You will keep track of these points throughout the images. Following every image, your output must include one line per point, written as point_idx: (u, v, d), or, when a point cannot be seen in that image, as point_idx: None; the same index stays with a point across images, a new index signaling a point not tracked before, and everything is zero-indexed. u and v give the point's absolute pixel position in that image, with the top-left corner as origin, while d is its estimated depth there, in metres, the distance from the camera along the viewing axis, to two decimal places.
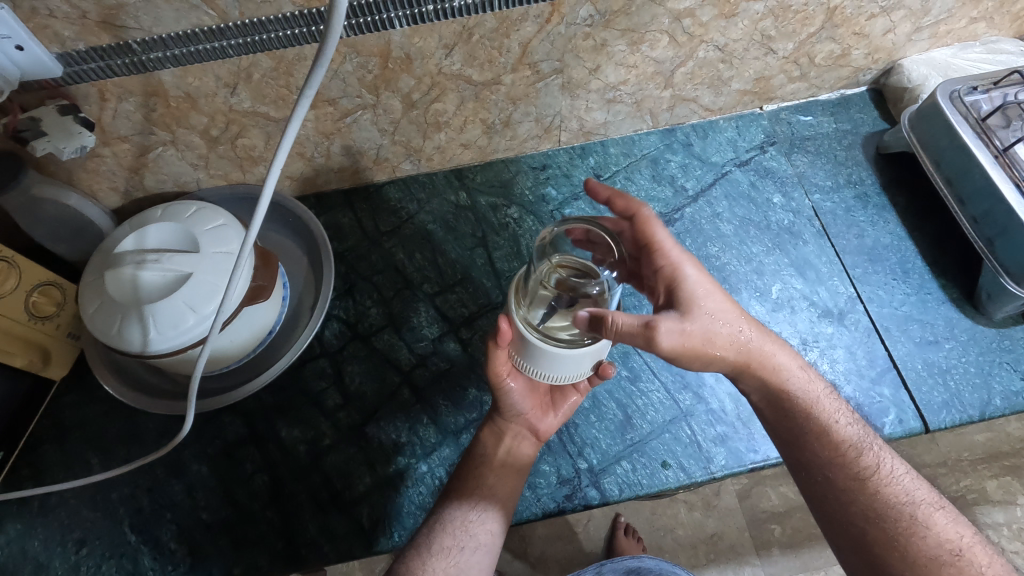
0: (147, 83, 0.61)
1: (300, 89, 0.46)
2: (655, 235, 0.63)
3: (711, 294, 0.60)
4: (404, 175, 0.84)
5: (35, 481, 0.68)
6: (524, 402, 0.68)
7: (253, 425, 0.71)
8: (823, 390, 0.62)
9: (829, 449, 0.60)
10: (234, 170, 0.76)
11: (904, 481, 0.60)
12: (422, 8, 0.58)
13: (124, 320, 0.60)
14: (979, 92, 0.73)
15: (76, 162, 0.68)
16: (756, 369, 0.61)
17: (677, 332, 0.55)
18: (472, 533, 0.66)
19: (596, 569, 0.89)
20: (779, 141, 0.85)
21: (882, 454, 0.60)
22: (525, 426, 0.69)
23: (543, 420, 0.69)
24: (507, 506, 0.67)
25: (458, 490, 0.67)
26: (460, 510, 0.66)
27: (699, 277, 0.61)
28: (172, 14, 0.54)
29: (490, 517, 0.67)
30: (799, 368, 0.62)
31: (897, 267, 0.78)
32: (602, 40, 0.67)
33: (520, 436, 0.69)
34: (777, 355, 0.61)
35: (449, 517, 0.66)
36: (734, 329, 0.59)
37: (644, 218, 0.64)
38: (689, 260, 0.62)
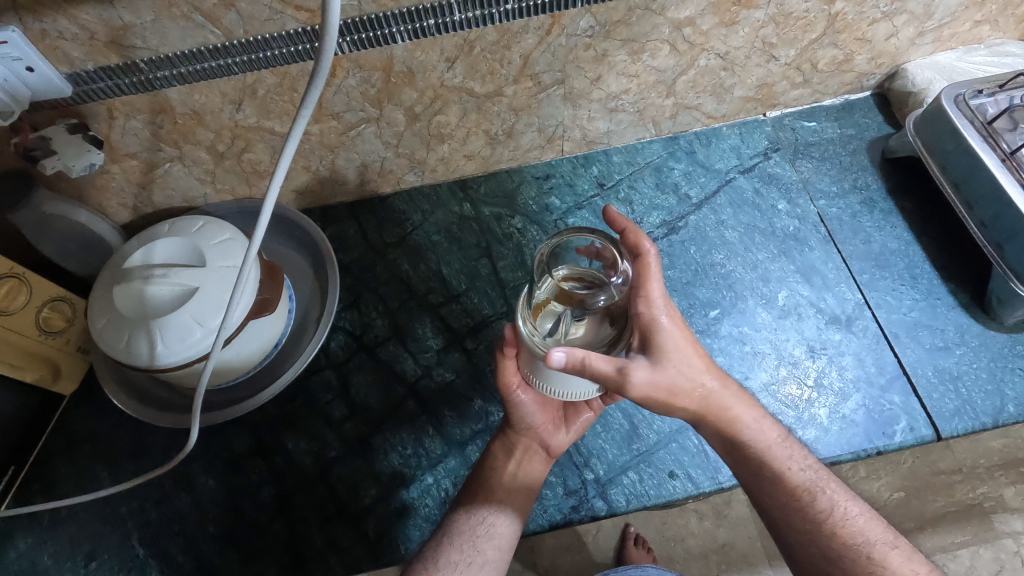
0: (155, 101, 0.62)
1: (294, 111, 0.48)
2: (652, 282, 0.56)
3: (684, 344, 0.57)
4: (408, 187, 0.84)
5: (45, 495, 0.69)
6: (536, 416, 0.67)
7: (260, 438, 0.71)
8: (774, 438, 0.60)
9: (782, 494, 0.58)
10: (241, 184, 0.77)
11: (858, 522, 0.57)
12: (423, 23, 0.59)
13: (132, 334, 0.61)
14: (984, 95, 0.72)
15: (85, 179, 0.69)
16: (723, 418, 0.60)
17: (647, 382, 0.54)
18: (479, 548, 0.64)
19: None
20: (783, 147, 0.85)
21: (834, 495, 0.58)
22: (533, 441, 0.68)
23: (554, 436, 0.68)
24: (515, 521, 0.66)
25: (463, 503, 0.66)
26: (464, 524, 0.65)
27: (679, 328, 0.57)
28: (177, 33, 0.55)
29: (499, 532, 0.65)
30: (754, 415, 0.60)
31: (904, 273, 0.77)
32: (602, 51, 0.68)
33: (531, 451, 0.68)
34: (736, 406, 0.60)
35: (452, 531, 0.64)
36: (697, 377, 0.58)
37: (645, 262, 0.57)
38: (672, 313, 0.57)
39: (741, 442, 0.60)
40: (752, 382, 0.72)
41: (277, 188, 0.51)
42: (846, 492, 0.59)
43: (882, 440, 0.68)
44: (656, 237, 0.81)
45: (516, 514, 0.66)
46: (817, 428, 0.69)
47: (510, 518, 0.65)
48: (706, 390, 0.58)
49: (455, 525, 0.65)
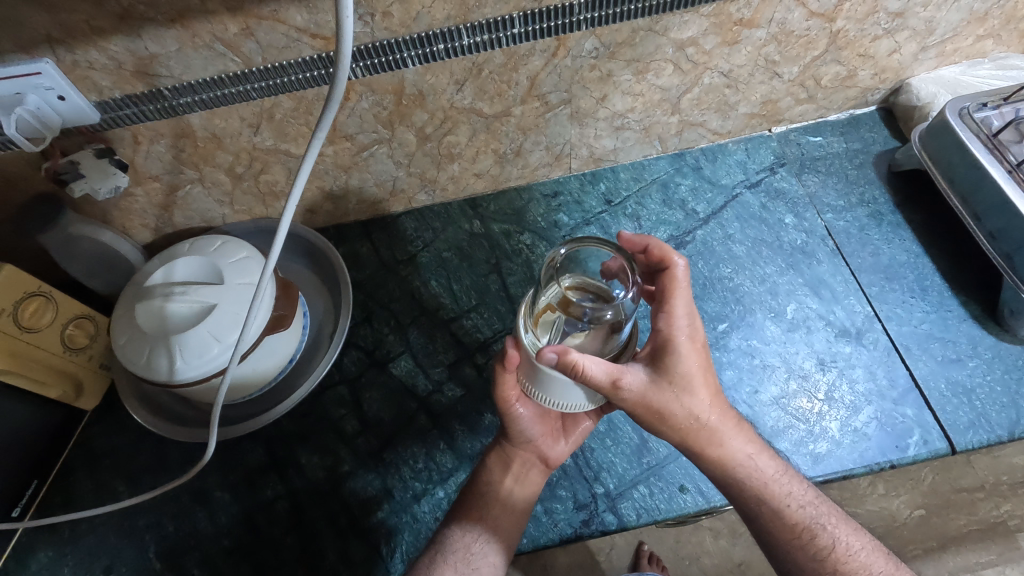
0: (177, 126, 0.64)
1: (311, 132, 0.51)
2: (676, 295, 0.59)
3: (690, 368, 0.57)
4: (419, 206, 0.86)
5: (67, 509, 0.70)
6: (535, 429, 0.67)
7: (274, 453, 0.72)
8: (772, 474, 0.60)
9: (781, 531, 0.59)
10: (258, 205, 0.79)
11: (860, 556, 0.58)
12: (433, 48, 0.61)
13: (152, 350, 0.63)
14: (989, 108, 0.73)
15: (110, 201, 0.71)
16: (714, 454, 0.59)
17: (639, 395, 0.54)
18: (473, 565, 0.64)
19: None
20: (789, 162, 0.86)
21: (834, 532, 0.59)
22: (532, 453, 0.68)
23: (553, 447, 0.69)
24: (509, 538, 0.66)
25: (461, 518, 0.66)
26: (459, 542, 0.65)
27: (690, 349, 0.57)
28: (199, 62, 0.57)
29: (493, 550, 0.65)
30: (749, 451, 0.60)
31: (914, 285, 0.77)
32: (608, 71, 0.69)
33: (530, 464, 0.68)
34: (732, 439, 0.59)
35: (447, 547, 0.65)
36: (694, 404, 0.57)
37: (675, 275, 0.59)
38: (693, 329, 0.58)
39: (736, 479, 0.59)
40: (762, 396, 0.71)
41: (294, 208, 0.54)
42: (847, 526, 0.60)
43: (895, 454, 0.67)
44: None
45: (519, 528, 0.66)
46: (829, 441, 0.69)
47: (513, 531, 0.66)
48: (703, 417, 0.58)
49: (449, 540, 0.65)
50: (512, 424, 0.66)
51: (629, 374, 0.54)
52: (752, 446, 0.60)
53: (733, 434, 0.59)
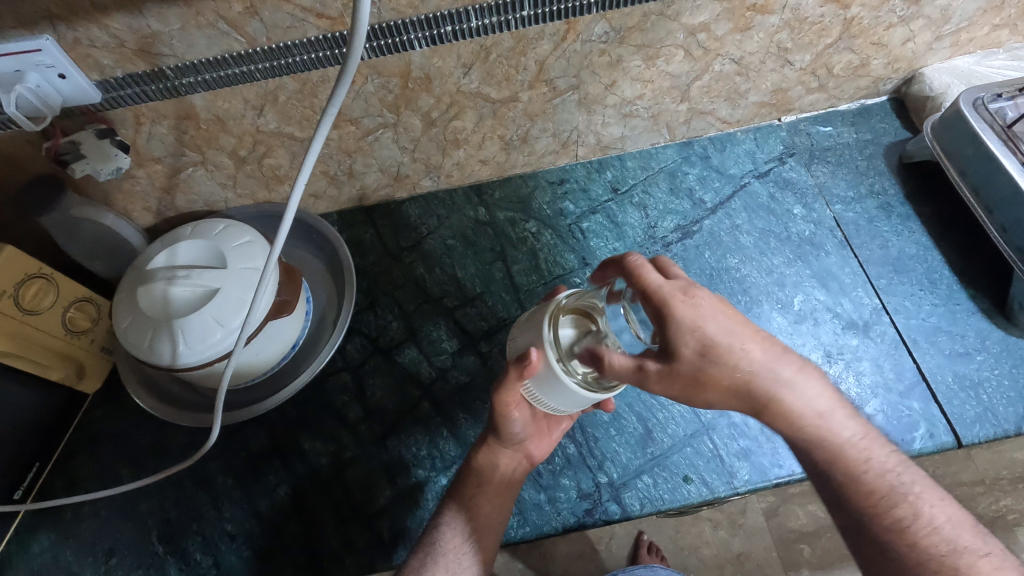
0: (180, 107, 0.63)
1: (323, 109, 0.50)
2: (643, 279, 0.52)
3: (717, 318, 0.50)
4: (424, 192, 0.85)
5: (69, 491, 0.70)
6: (527, 430, 0.65)
7: (277, 439, 0.72)
8: (846, 436, 0.52)
9: (847, 463, 0.52)
10: (260, 189, 0.79)
11: (944, 530, 0.49)
12: (441, 30, 0.60)
13: (156, 334, 0.62)
14: (1004, 99, 0.72)
15: (112, 183, 0.71)
16: (778, 407, 0.51)
17: (666, 378, 0.50)
18: (462, 565, 0.62)
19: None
20: (798, 152, 0.85)
21: (919, 502, 0.50)
22: (520, 452, 0.66)
23: (539, 447, 0.67)
24: (495, 533, 0.64)
25: (449, 520, 0.64)
26: (450, 541, 0.63)
27: (702, 305, 0.50)
28: (203, 41, 0.56)
29: (482, 547, 0.63)
30: (820, 408, 0.52)
31: (923, 278, 0.76)
32: (617, 56, 0.68)
33: (516, 461, 0.66)
34: (792, 385, 0.52)
35: (439, 548, 0.62)
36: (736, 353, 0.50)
37: (632, 263, 0.53)
38: (696, 297, 0.51)
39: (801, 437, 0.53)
40: None
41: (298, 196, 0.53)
42: (939, 495, 0.51)
43: (900, 446, 0.67)
44: (671, 241, 0.81)
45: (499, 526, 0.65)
46: None
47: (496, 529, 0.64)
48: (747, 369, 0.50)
49: (441, 541, 0.62)
50: (503, 426, 0.63)
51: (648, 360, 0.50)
52: (824, 404, 0.53)
53: (797, 382, 0.52)
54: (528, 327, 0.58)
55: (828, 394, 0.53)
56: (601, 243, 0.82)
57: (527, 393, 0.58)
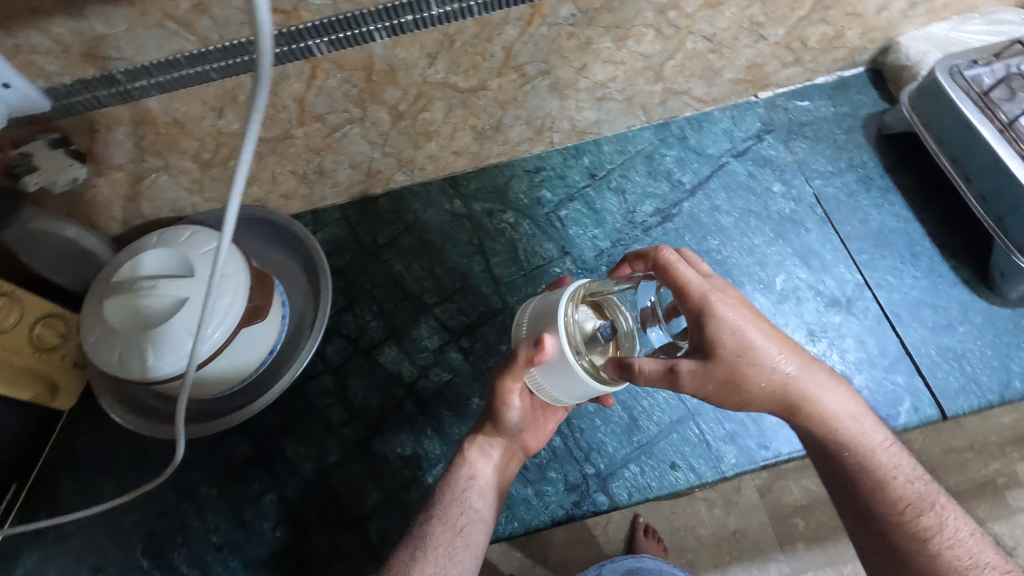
0: (136, 112, 0.61)
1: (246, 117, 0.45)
2: (680, 275, 0.52)
3: (749, 321, 0.52)
4: (398, 186, 0.83)
5: (50, 511, 0.69)
6: (524, 420, 0.63)
7: (259, 446, 0.71)
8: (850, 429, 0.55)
9: (869, 468, 0.54)
10: (230, 192, 0.76)
11: (967, 543, 0.51)
12: (400, 20, 0.57)
13: (124, 348, 0.61)
14: (980, 65, 0.70)
15: (72, 194, 0.68)
16: (808, 411, 0.55)
17: (701, 377, 0.51)
18: (456, 557, 0.58)
19: (596, 569, 0.79)
20: (776, 128, 0.83)
21: (942, 515, 0.52)
22: (515, 443, 0.64)
23: (534, 441, 0.66)
24: (488, 528, 0.61)
25: (440, 515, 0.60)
26: (442, 537, 0.58)
27: (730, 309, 0.52)
28: (153, 41, 0.54)
29: (475, 539, 0.59)
30: (852, 412, 0.56)
31: (905, 251, 0.76)
32: (586, 39, 0.66)
33: (511, 455, 0.65)
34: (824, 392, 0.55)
35: (430, 542, 0.58)
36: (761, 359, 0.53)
37: (665, 261, 0.53)
38: (727, 302, 0.52)
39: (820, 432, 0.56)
40: None
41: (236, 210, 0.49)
42: (957, 510, 0.53)
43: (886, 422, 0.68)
44: (651, 226, 0.80)
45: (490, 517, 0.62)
46: None
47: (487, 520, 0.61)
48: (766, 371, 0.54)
49: (433, 535, 0.58)
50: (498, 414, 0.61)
51: (684, 359, 0.51)
52: (856, 408, 0.56)
53: (824, 388, 0.56)
54: (536, 312, 0.56)
55: (853, 401, 0.56)
56: (581, 231, 0.81)
57: (529, 382, 0.56)
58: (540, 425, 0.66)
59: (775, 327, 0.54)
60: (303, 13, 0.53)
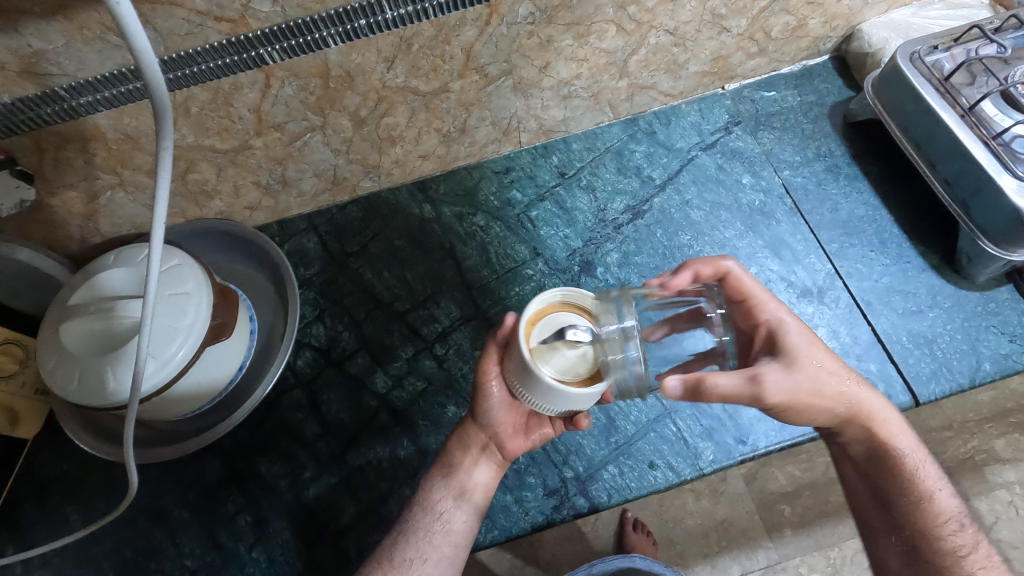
0: (82, 129, 0.58)
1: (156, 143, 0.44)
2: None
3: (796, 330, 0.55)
4: (365, 193, 0.82)
5: (17, 544, 0.67)
6: (502, 417, 0.61)
7: (232, 465, 0.70)
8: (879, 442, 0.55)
9: (909, 499, 0.54)
10: (190, 206, 0.72)
11: None
12: (354, 24, 0.55)
13: (82, 374, 0.59)
14: (940, 51, 0.70)
15: (23, 216, 0.66)
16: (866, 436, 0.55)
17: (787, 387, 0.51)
18: (435, 543, 0.58)
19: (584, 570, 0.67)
20: (744, 120, 0.83)
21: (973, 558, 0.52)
22: (492, 441, 0.62)
23: (512, 440, 0.63)
24: (470, 517, 0.61)
25: (421, 501, 0.61)
26: (423, 521, 0.59)
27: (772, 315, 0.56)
28: (94, 56, 0.50)
29: (456, 527, 0.60)
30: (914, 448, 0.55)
31: (873, 238, 0.77)
32: (547, 37, 0.65)
33: (490, 452, 0.63)
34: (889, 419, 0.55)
35: (411, 527, 0.59)
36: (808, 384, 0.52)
37: None
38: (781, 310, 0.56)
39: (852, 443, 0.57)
40: None
41: (162, 227, 0.48)
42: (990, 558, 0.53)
43: None
44: (622, 223, 0.80)
45: (475, 508, 0.62)
46: None
47: (471, 509, 0.61)
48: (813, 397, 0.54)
49: (415, 520, 0.59)
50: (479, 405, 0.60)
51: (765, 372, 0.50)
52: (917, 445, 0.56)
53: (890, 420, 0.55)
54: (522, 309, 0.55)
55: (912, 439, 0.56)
56: (552, 231, 0.80)
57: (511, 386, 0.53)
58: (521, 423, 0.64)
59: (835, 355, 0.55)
60: (251, 21, 0.51)
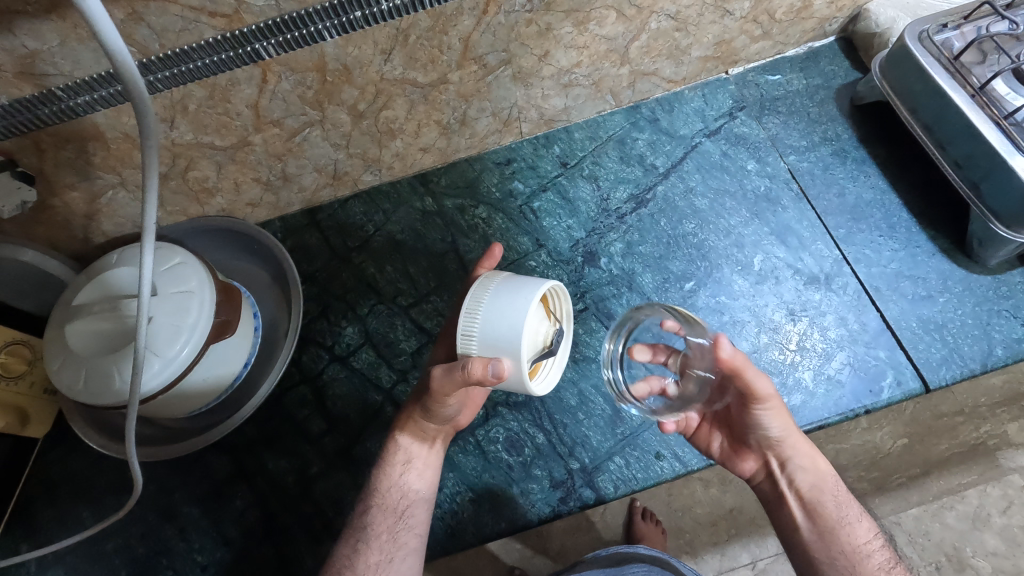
0: (81, 129, 0.58)
1: (140, 141, 0.43)
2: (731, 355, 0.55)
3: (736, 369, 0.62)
4: (367, 187, 0.81)
5: (30, 541, 0.68)
6: (458, 407, 0.61)
7: (240, 461, 0.70)
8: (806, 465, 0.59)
9: (838, 526, 0.57)
10: (192, 204, 0.72)
11: None
12: (350, 16, 0.55)
13: (89, 374, 0.59)
14: (949, 30, 0.68)
15: (26, 217, 0.66)
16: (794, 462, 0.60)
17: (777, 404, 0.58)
18: (398, 540, 0.59)
19: (584, 561, 0.67)
20: (748, 105, 0.82)
21: None
22: (446, 425, 0.63)
23: (465, 415, 0.65)
24: (429, 507, 0.62)
25: (379, 502, 0.60)
26: (383, 523, 0.59)
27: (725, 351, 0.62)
28: (89, 55, 0.50)
29: (417, 520, 0.60)
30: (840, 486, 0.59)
31: (882, 223, 0.76)
32: (546, 25, 0.64)
33: (444, 434, 0.64)
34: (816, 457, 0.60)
35: (373, 530, 0.59)
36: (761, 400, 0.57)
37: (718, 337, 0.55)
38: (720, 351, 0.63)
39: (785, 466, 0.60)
40: None
41: (152, 224, 0.47)
42: None
43: (871, 398, 0.69)
44: (625, 213, 0.79)
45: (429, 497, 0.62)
46: (803, 392, 0.70)
47: (426, 500, 0.62)
48: (760, 415, 0.58)
49: (375, 523, 0.59)
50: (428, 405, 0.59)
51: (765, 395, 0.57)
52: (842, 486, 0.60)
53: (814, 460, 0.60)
54: (495, 304, 0.53)
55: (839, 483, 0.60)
56: (555, 222, 0.79)
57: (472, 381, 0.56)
58: (471, 399, 0.65)
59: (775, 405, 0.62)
60: (246, 16, 0.51)
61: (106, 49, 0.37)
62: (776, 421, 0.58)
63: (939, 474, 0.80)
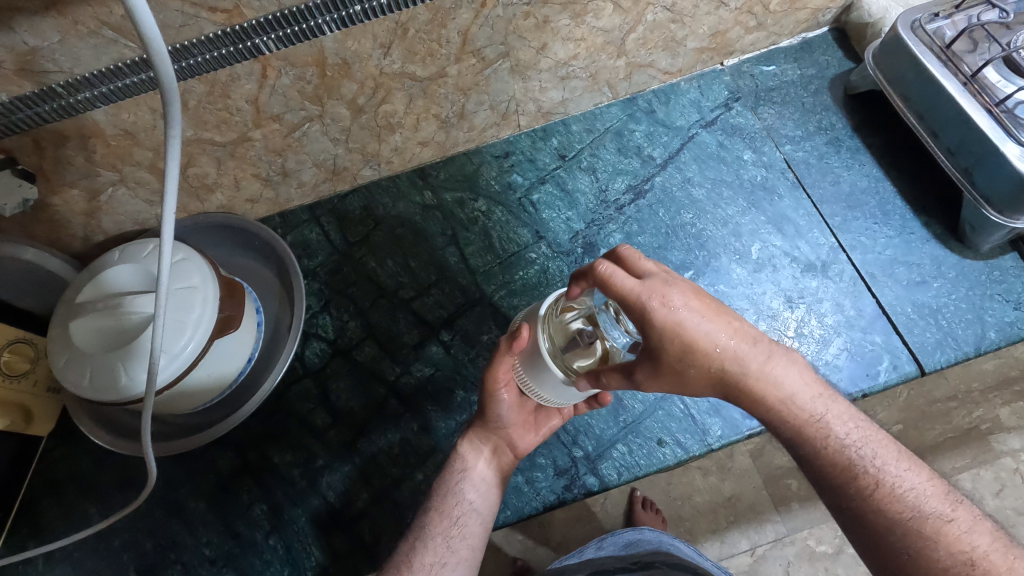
0: (82, 126, 0.58)
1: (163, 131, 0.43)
2: (642, 268, 0.48)
3: (666, 284, 0.47)
4: (366, 181, 0.81)
5: (37, 539, 0.68)
6: (511, 415, 0.63)
7: (245, 456, 0.71)
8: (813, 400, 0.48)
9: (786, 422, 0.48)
10: (192, 201, 0.72)
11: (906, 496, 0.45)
12: (349, 10, 0.55)
13: (94, 370, 0.59)
14: (941, 18, 0.69)
15: (27, 215, 0.66)
16: (747, 382, 0.47)
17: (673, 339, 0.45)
18: (453, 547, 0.59)
19: (594, 544, 0.68)
20: (743, 96, 0.83)
21: (882, 472, 0.46)
22: (503, 440, 0.65)
23: (524, 438, 0.65)
24: (484, 520, 0.62)
25: (437, 506, 0.61)
26: (439, 526, 0.60)
27: (650, 284, 0.46)
28: (90, 51, 0.50)
29: (472, 531, 0.61)
30: (794, 388, 0.48)
31: (876, 210, 0.77)
32: (543, 18, 0.64)
33: (501, 452, 0.65)
34: (769, 363, 0.48)
35: (428, 531, 0.60)
36: (712, 346, 0.46)
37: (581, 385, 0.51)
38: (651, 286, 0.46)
39: (804, 418, 0.48)
40: None
41: (173, 218, 0.47)
42: (904, 464, 0.46)
43: (866, 381, 0.70)
44: (624, 204, 0.80)
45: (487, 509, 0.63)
46: None
47: (486, 515, 0.62)
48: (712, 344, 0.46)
49: (431, 527, 0.59)
50: (491, 407, 0.62)
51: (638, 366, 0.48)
52: (800, 383, 0.48)
53: (768, 368, 0.48)
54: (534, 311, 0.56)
55: (801, 377, 0.49)
56: (554, 213, 0.80)
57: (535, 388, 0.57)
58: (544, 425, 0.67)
59: (704, 315, 0.46)
60: (246, 11, 0.51)
61: (145, 40, 0.37)
62: (704, 334, 0.46)
63: (932, 457, 0.81)
